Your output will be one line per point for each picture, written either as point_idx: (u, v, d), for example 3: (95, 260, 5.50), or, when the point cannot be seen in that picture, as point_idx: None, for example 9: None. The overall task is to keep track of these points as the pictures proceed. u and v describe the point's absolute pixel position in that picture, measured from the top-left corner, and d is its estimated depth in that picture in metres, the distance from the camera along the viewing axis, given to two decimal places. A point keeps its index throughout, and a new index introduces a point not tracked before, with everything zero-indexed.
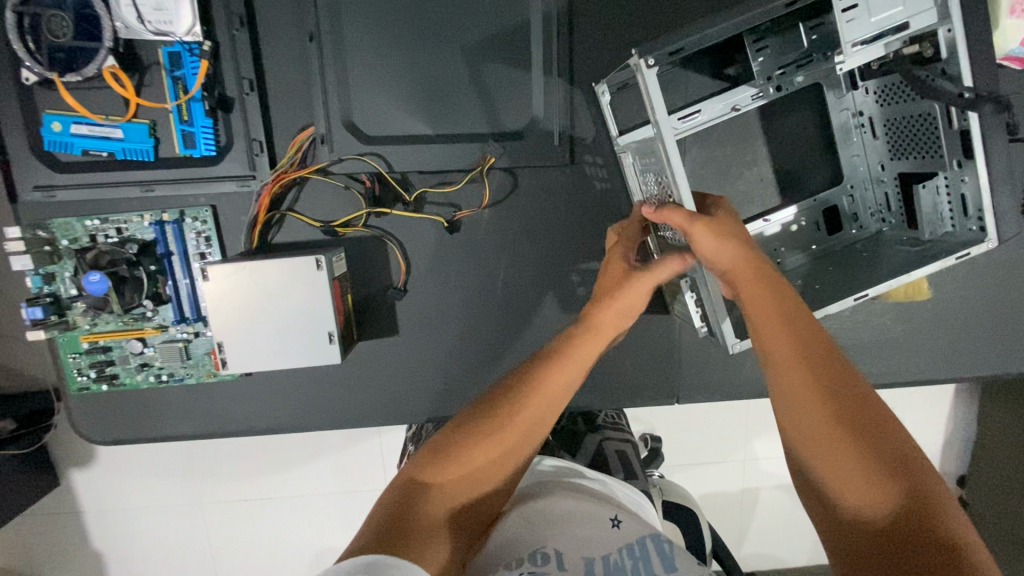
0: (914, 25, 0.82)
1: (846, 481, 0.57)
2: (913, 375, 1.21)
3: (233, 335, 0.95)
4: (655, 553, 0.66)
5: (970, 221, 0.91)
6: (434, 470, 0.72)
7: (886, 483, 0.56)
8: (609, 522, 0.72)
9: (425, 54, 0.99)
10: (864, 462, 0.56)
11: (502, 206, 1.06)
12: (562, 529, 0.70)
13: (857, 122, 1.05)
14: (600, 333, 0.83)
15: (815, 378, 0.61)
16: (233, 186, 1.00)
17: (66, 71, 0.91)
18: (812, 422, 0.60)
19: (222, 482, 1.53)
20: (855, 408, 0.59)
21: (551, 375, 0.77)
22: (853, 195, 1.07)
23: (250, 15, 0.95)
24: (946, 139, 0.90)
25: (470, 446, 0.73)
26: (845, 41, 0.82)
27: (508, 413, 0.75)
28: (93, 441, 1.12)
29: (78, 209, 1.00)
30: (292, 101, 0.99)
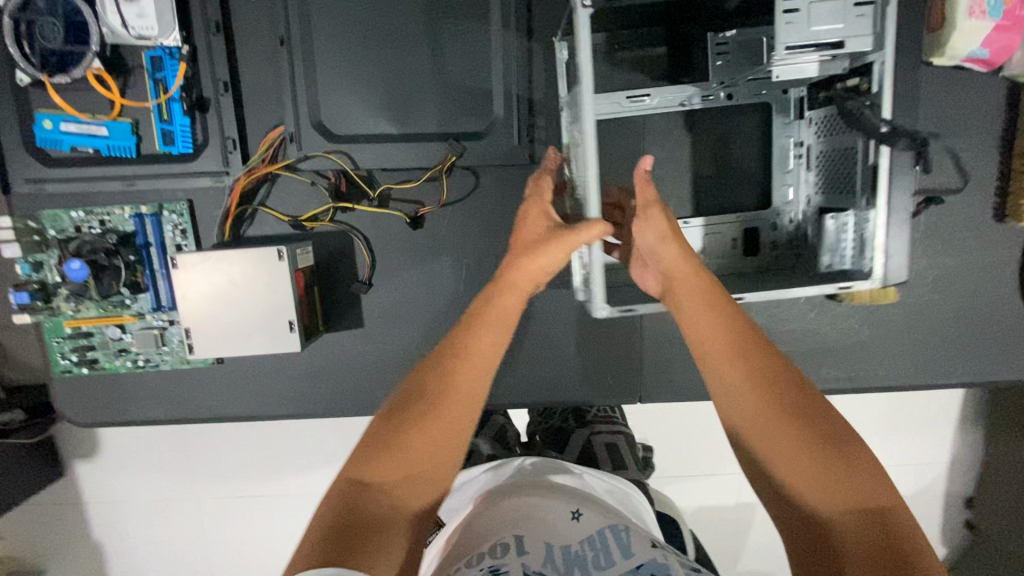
0: (849, 47, 0.77)
1: (789, 476, 0.59)
2: (886, 380, 1.20)
3: (199, 321, 1.00)
4: (613, 539, 0.74)
5: (863, 260, 0.89)
6: (377, 465, 0.65)
7: (826, 476, 0.57)
8: (570, 515, 0.79)
9: (391, 57, 1.03)
10: (803, 454, 0.58)
11: (463, 203, 1.10)
12: (527, 523, 0.78)
13: (796, 152, 1.00)
14: (521, 286, 0.81)
15: (749, 372, 0.63)
16: (208, 181, 1.06)
17: (56, 72, 0.97)
18: (754, 418, 0.62)
19: (217, 479, 1.56)
20: (791, 399, 0.61)
21: (476, 340, 0.75)
22: (776, 224, 1.02)
23: (226, 20, 1.01)
24: (860, 174, 0.87)
25: (408, 427, 0.68)
26: (778, 44, 0.77)
27: (441, 390, 0.71)
28: (76, 422, 1.18)
29: (65, 201, 1.07)
30: (265, 101, 1.05)
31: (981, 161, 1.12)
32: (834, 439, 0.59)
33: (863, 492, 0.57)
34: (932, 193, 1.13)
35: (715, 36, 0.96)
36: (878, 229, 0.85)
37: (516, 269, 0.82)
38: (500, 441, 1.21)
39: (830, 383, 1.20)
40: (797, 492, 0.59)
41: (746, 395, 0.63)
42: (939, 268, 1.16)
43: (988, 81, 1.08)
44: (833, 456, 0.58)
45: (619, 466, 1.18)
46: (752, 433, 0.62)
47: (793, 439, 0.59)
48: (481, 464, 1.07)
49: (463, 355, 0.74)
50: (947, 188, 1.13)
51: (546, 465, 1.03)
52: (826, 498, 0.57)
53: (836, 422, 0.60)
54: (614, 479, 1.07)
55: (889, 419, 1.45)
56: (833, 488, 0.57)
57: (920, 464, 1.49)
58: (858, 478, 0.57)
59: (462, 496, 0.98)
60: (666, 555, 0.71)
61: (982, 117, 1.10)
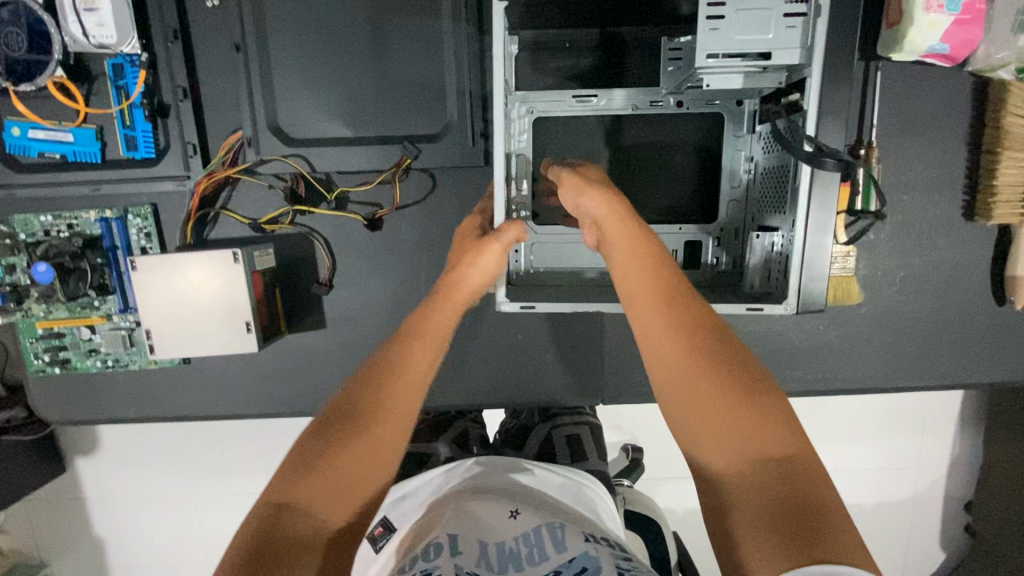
0: (775, 59, 0.75)
1: (706, 423, 0.59)
2: (857, 381, 1.18)
3: (158, 322, 1.02)
4: (547, 536, 0.74)
5: (782, 282, 0.89)
6: (303, 486, 0.64)
7: (742, 422, 0.57)
8: (507, 514, 0.79)
9: (346, 62, 1.05)
10: (721, 399, 0.59)
11: (421, 205, 1.11)
12: (466, 523, 0.77)
13: (746, 168, 0.97)
14: (456, 291, 0.90)
15: (675, 323, 0.64)
16: (171, 185, 1.08)
17: (20, 80, 1.00)
18: (676, 367, 0.62)
19: (208, 478, 1.54)
20: (713, 347, 0.62)
21: (413, 350, 0.77)
22: (721, 240, 1.00)
23: (184, 27, 1.03)
24: (788, 195, 0.85)
25: (337, 446, 0.67)
26: (699, 50, 0.76)
27: (371, 409, 0.70)
28: (51, 420, 1.22)
29: (36, 206, 1.10)
30: (224, 106, 1.07)
31: (949, 158, 1.09)
32: (755, 393, 0.59)
33: (776, 441, 0.57)
34: (898, 192, 1.11)
35: (670, 42, 0.96)
36: (795, 251, 0.85)
37: (448, 280, 0.91)
38: (458, 443, 1.17)
39: (797, 384, 1.18)
40: (710, 443, 0.59)
41: (667, 345, 0.63)
42: (909, 267, 1.13)
43: (953, 77, 1.06)
44: (749, 401, 0.58)
45: (579, 457, 1.12)
46: (674, 383, 0.62)
47: (712, 386, 0.59)
48: (433, 468, 1.04)
49: (402, 360, 0.75)
50: (914, 187, 1.10)
51: (502, 463, 1.00)
52: (737, 444, 0.57)
53: (755, 374, 0.60)
54: (569, 473, 1.01)
55: (867, 421, 1.43)
56: (750, 434, 0.57)
57: (903, 467, 1.46)
58: (772, 427, 0.57)
59: (412, 496, 0.96)
60: (596, 547, 0.71)
61: (948, 114, 1.07)
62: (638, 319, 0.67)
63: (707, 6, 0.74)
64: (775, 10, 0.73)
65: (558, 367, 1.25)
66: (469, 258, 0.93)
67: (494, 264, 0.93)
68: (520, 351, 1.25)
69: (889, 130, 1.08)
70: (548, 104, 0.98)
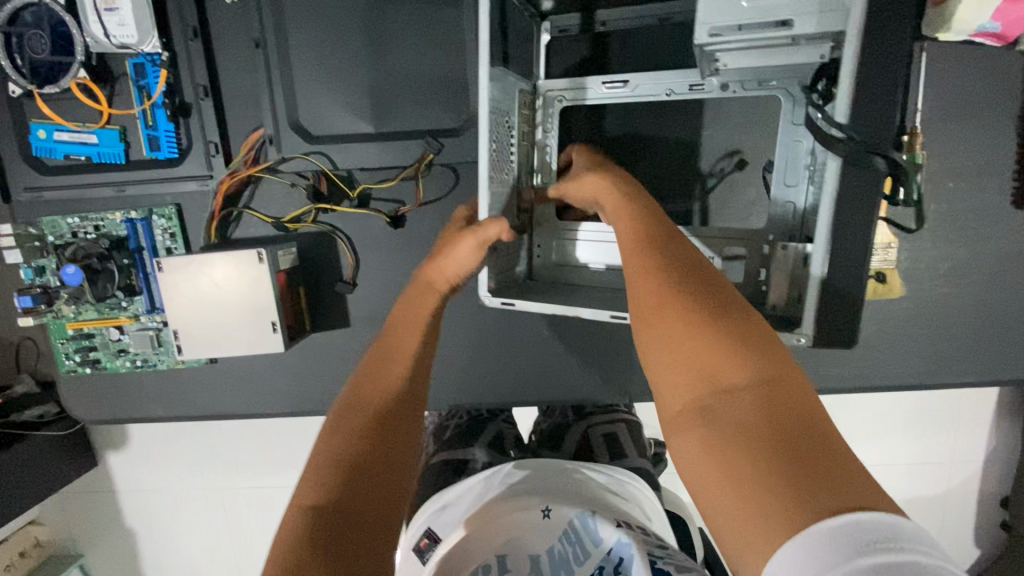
0: (797, 26, 0.69)
1: (678, 362, 0.53)
2: (895, 377, 1.13)
3: (186, 323, 1.02)
4: (585, 531, 0.75)
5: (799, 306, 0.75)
6: (329, 484, 0.61)
7: (715, 356, 0.51)
8: (541, 514, 0.79)
9: (368, 56, 1.02)
10: (691, 330, 0.53)
11: (444, 202, 1.09)
12: (502, 531, 0.76)
13: (809, 162, 0.80)
14: (438, 285, 0.87)
15: (648, 260, 0.60)
16: (194, 185, 1.08)
17: (46, 83, 1.01)
18: (648, 303, 0.57)
19: (236, 473, 1.55)
20: (687, 280, 0.57)
21: (409, 342, 0.79)
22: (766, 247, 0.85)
23: (204, 24, 1.02)
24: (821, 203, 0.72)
25: (354, 439, 0.65)
26: (700, 22, 0.73)
27: (380, 401, 0.70)
28: (83, 419, 1.24)
29: (62, 208, 1.11)
30: (245, 104, 1.06)
31: (997, 144, 1.04)
32: (732, 325, 0.52)
33: (754, 372, 0.49)
34: (942, 179, 1.05)
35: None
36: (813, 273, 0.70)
37: (427, 273, 0.88)
38: (495, 446, 1.19)
39: (831, 380, 1.15)
40: (685, 390, 0.52)
41: (637, 285, 0.59)
42: (953, 258, 1.08)
43: (1005, 56, 1.00)
44: (724, 332, 0.52)
45: (618, 455, 1.15)
46: (645, 321, 0.57)
47: (683, 316, 0.54)
48: (472, 475, 1.05)
49: (397, 353, 0.77)
50: (960, 174, 1.05)
51: (545, 466, 1.02)
52: (709, 379, 0.50)
53: (731, 303, 0.55)
54: (612, 471, 1.04)
55: (901, 415, 1.39)
56: (724, 368, 0.50)
57: (937, 464, 1.41)
58: (751, 358, 0.50)
59: (453, 504, 0.97)
60: (632, 535, 0.73)
61: (999, 95, 1.01)
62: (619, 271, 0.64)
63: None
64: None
65: (583, 363, 1.24)
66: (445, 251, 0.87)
67: (469, 257, 0.86)
68: (545, 347, 1.24)
69: (934, 114, 1.03)
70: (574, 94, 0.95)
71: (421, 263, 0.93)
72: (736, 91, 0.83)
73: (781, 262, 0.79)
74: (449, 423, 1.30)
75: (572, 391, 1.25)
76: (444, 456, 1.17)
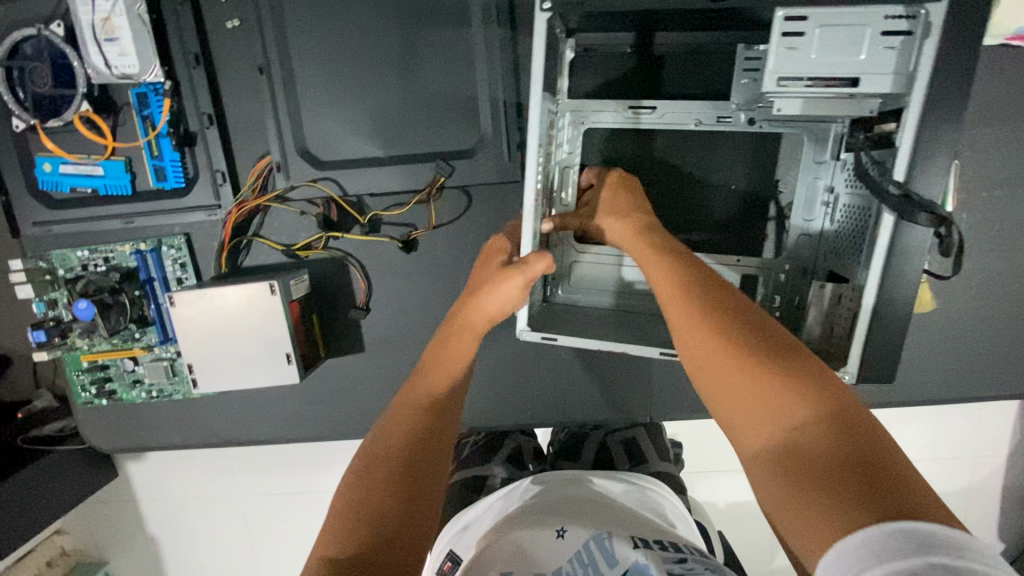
0: (864, 85, 0.71)
1: (735, 397, 0.54)
2: (923, 393, 1.10)
3: (200, 358, 1.00)
4: (598, 550, 0.71)
5: (845, 343, 0.80)
6: (347, 538, 0.59)
7: (772, 388, 0.52)
8: (554, 535, 0.77)
9: (376, 78, 0.99)
10: (743, 365, 0.54)
11: (455, 225, 1.07)
12: (513, 545, 0.75)
13: (824, 198, 0.86)
14: (475, 324, 0.86)
15: (690, 299, 0.62)
16: (203, 216, 1.06)
17: (49, 117, 0.99)
18: (697, 342, 0.59)
19: (244, 495, 1.49)
20: (732, 316, 0.59)
21: (437, 384, 0.77)
22: (785, 277, 0.90)
23: (206, 52, 0.99)
24: (864, 245, 0.76)
25: (378, 493, 0.63)
26: (772, 70, 0.74)
27: (412, 455, 0.68)
28: (101, 448, 1.24)
29: (72, 240, 1.09)
30: (251, 132, 1.04)
31: None
32: (780, 357, 0.54)
33: (816, 402, 0.51)
34: (976, 188, 1.01)
35: (746, 50, 0.86)
36: (862, 314, 0.75)
37: (466, 313, 0.87)
38: (513, 461, 1.21)
39: (858, 395, 1.11)
40: (748, 423, 0.53)
41: (686, 325, 0.60)
42: (986, 270, 1.04)
43: None
44: (776, 364, 0.54)
45: (638, 463, 1.16)
46: (696, 361, 0.59)
47: (734, 353, 0.55)
48: (492, 493, 1.06)
49: (425, 398, 0.75)
50: (995, 182, 1.00)
51: (557, 478, 1.01)
52: (769, 413, 0.52)
53: (778, 337, 0.57)
54: (631, 479, 1.04)
55: (923, 417, 1.36)
56: (784, 400, 0.51)
57: (961, 466, 1.39)
58: (812, 390, 0.52)
59: (473, 523, 0.97)
60: (649, 553, 0.69)
61: None
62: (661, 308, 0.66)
63: (786, 21, 0.72)
64: (872, 27, 0.69)
65: (601, 378, 1.22)
66: (483, 287, 0.87)
67: (513, 296, 0.87)
68: (561, 366, 1.23)
69: (969, 120, 0.98)
70: (599, 115, 0.94)
71: (457, 301, 0.92)
72: (762, 126, 0.87)
73: (818, 299, 0.84)
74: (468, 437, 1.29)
75: (589, 408, 1.24)
76: (464, 473, 1.19)
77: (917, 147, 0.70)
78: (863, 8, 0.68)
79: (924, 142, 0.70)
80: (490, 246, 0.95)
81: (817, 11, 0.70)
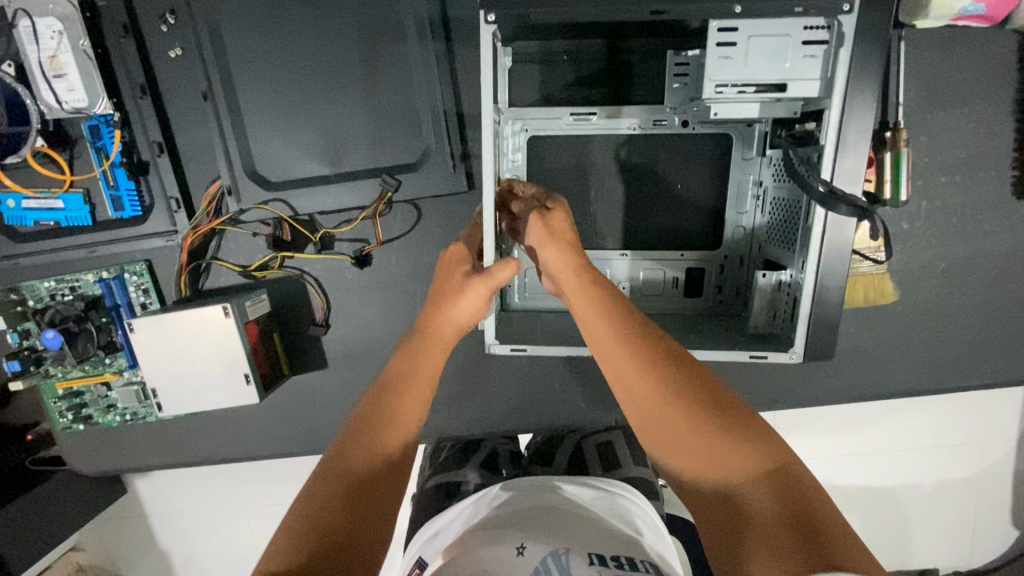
0: (791, 90, 0.71)
1: (681, 450, 0.54)
2: (895, 386, 1.07)
3: (164, 382, 1.03)
4: (555, 570, 0.65)
5: (789, 327, 0.83)
6: (293, 556, 0.54)
7: (716, 441, 0.52)
8: (512, 552, 0.69)
9: (317, 98, 0.99)
10: (688, 418, 0.54)
11: (408, 238, 1.08)
12: (473, 569, 0.67)
13: (755, 192, 0.92)
14: (441, 337, 0.79)
15: (629, 344, 0.59)
16: (160, 242, 1.08)
17: (8, 154, 1.02)
18: (639, 392, 0.57)
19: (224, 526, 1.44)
20: (671, 363, 0.57)
21: (402, 398, 0.70)
22: (724, 267, 0.97)
23: (152, 81, 1.01)
24: (799, 233, 0.79)
25: (329, 507, 0.58)
26: (708, 78, 0.73)
27: (364, 466, 0.62)
28: (87, 469, 1.28)
29: (42, 271, 1.13)
30: (203, 157, 1.06)
31: (990, 134, 0.96)
32: (719, 406, 0.54)
33: (760, 454, 0.52)
34: (934, 174, 0.98)
35: (675, 56, 0.89)
36: (803, 298, 0.78)
37: (432, 324, 0.80)
38: (487, 466, 1.13)
39: (830, 390, 1.08)
40: (695, 475, 0.53)
41: (629, 370, 0.58)
42: (950, 257, 1.01)
43: (993, 37, 0.92)
44: (717, 416, 0.53)
45: (612, 466, 1.09)
46: (639, 412, 0.57)
47: (677, 406, 0.54)
48: (462, 501, 0.98)
49: (386, 411, 0.68)
50: (952, 166, 0.97)
51: (530, 483, 0.94)
52: (715, 467, 0.52)
53: (714, 383, 0.57)
54: (600, 483, 0.94)
55: (925, 406, 1.29)
56: (728, 454, 0.52)
57: (956, 455, 1.34)
58: (753, 441, 0.52)
59: (444, 530, 0.89)
60: (603, 571, 0.65)
61: (988, 82, 0.94)
62: (595, 350, 0.62)
63: (719, 32, 0.70)
64: (794, 37, 0.69)
65: (568, 380, 1.22)
66: (447, 298, 0.81)
67: (478, 308, 0.81)
68: (527, 372, 1.23)
69: (922, 104, 0.95)
70: (541, 121, 0.93)
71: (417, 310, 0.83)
72: (696, 128, 0.91)
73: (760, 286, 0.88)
74: (443, 446, 1.23)
75: (558, 412, 1.24)
76: (438, 480, 1.12)
77: (839, 145, 0.72)
78: (785, 20, 0.68)
79: (844, 139, 0.72)
80: (451, 254, 0.87)
81: (746, 21, 0.69)
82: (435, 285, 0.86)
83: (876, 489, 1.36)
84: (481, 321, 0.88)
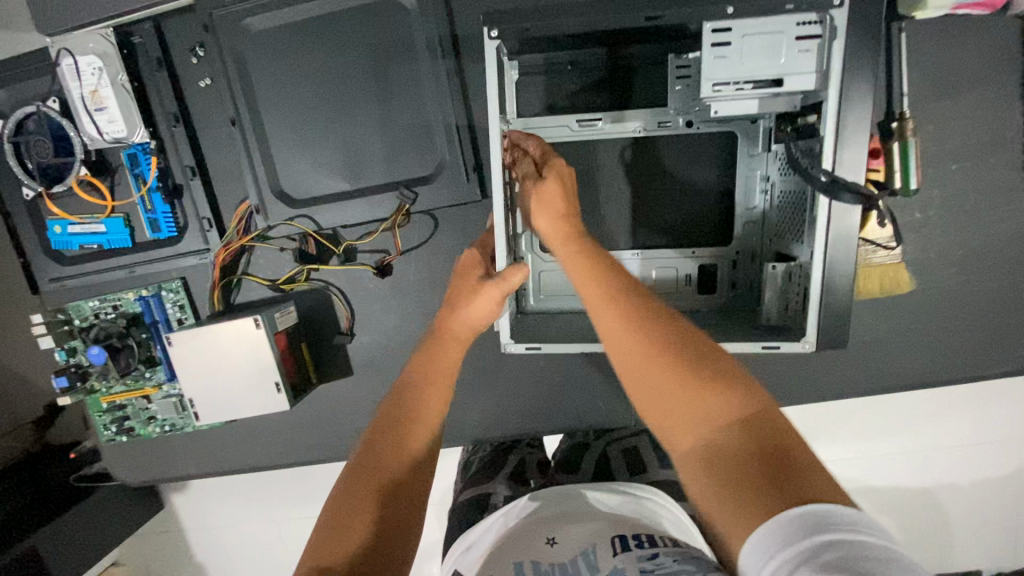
0: (788, 84, 0.73)
1: (661, 395, 0.55)
2: (921, 376, 1.06)
3: (201, 392, 1.08)
4: (584, 564, 0.65)
5: (800, 317, 0.84)
6: (341, 545, 0.59)
7: (693, 386, 0.53)
8: (546, 545, 0.73)
9: (337, 119, 1.05)
10: (668, 365, 0.55)
11: (425, 247, 1.12)
12: (508, 558, 0.73)
13: (762, 188, 0.93)
14: (459, 338, 0.81)
15: (615, 300, 0.61)
16: (195, 260, 1.15)
17: (54, 183, 1.11)
18: (624, 343, 0.59)
19: (260, 537, 1.48)
20: (654, 317, 0.59)
21: (429, 396, 0.73)
22: (736, 262, 0.97)
23: (184, 110, 1.08)
24: (805, 224, 0.81)
25: (362, 495, 0.63)
26: (705, 78, 0.75)
27: (392, 454, 0.67)
28: (129, 481, 1.34)
29: (85, 292, 1.20)
30: (233, 179, 1.12)
31: (999, 119, 0.96)
32: (699, 356, 0.55)
33: (738, 401, 0.52)
34: (945, 162, 0.98)
35: (676, 59, 0.90)
36: (812, 288, 0.80)
37: (447, 324, 0.82)
38: (516, 476, 1.12)
39: (853, 383, 1.08)
40: (676, 422, 0.54)
41: (611, 325, 0.61)
42: (966, 244, 1.01)
43: (995, 24, 0.93)
44: (697, 364, 0.55)
45: (639, 470, 1.07)
46: (623, 362, 0.59)
47: (657, 353, 0.56)
48: (495, 511, 0.95)
49: (415, 411, 0.71)
50: (963, 154, 0.98)
51: (557, 492, 0.90)
52: (691, 410, 0.53)
53: (697, 337, 0.57)
54: (628, 489, 0.90)
55: (957, 398, 1.27)
56: (706, 399, 0.53)
57: (994, 448, 1.30)
58: (732, 389, 0.53)
59: (479, 540, 0.87)
60: (627, 556, 0.63)
61: (993, 69, 0.94)
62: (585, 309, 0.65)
63: (713, 32, 0.73)
64: (787, 33, 0.71)
65: (587, 382, 1.24)
66: (461, 301, 0.84)
67: (491, 308, 0.84)
68: (547, 374, 1.25)
69: (927, 93, 0.95)
70: (549, 129, 0.96)
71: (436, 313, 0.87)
72: (700, 128, 0.92)
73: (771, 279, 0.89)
74: (474, 450, 1.26)
75: (579, 414, 1.26)
76: (468, 493, 1.11)
77: (838, 136, 0.75)
78: (778, 18, 0.71)
79: (843, 130, 0.75)
80: (465, 261, 0.92)
81: (740, 21, 0.72)
82: (455, 284, 0.90)
83: (912, 486, 1.33)
84: (497, 318, 0.92)
